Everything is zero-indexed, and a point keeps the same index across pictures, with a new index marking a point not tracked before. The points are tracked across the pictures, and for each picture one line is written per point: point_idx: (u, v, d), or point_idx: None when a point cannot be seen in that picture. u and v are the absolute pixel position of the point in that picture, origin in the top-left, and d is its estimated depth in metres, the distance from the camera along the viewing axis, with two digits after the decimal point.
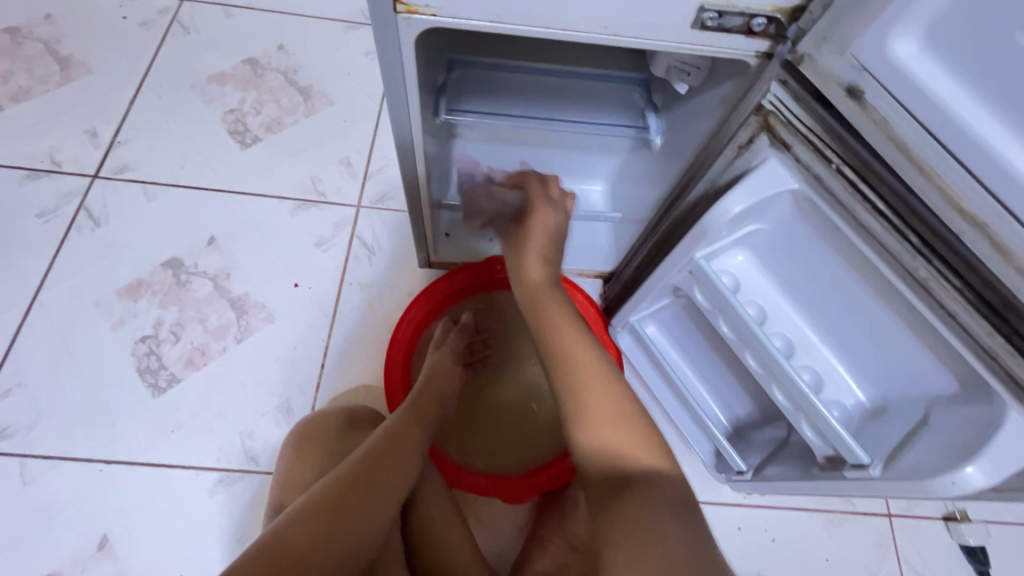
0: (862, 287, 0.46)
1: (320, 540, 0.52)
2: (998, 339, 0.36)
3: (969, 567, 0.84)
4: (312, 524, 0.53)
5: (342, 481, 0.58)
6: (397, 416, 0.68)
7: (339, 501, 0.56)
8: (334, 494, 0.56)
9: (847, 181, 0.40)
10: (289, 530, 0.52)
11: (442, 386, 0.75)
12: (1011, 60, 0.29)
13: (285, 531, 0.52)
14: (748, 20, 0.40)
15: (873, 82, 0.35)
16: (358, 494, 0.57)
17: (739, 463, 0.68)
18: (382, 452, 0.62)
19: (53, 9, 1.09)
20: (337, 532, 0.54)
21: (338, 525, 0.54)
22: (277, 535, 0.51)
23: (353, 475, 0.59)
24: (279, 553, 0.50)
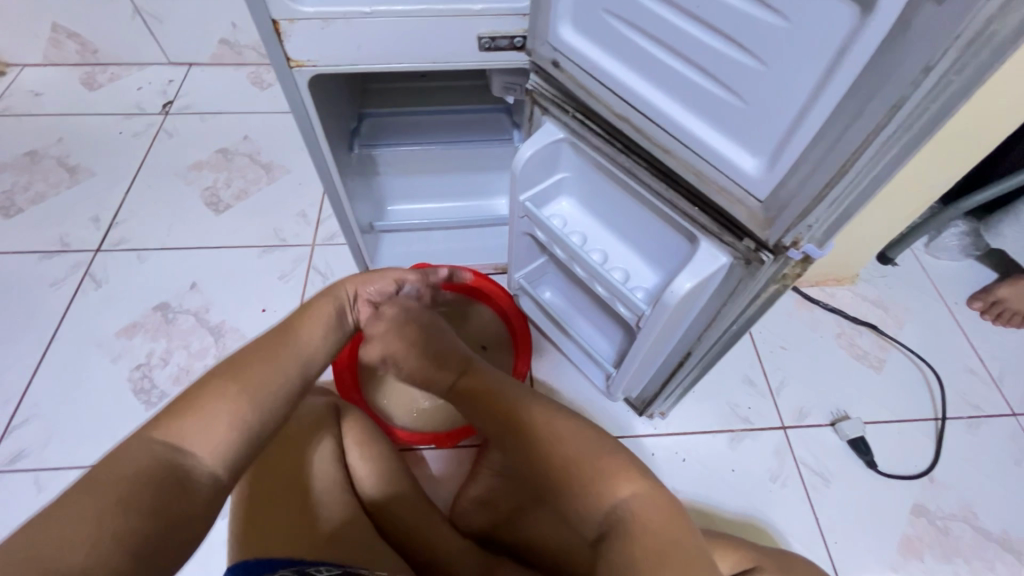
0: (624, 195, 0.66)
1: (255, 405, 0.49)
2: (670, 192, 0.54)
3: (859, 459, 0.97)
4: (240, 391, 0.49)
5: (267, 347, 0.55)
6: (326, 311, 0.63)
7: (271, 374, 0.52)
8: (263, 360, 0.53)
9: (578, 119, 0.60)
10: (215, 393, 0.49)
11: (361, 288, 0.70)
12: (602, 25, 0.52)
13: (213, 389, 0.49)
14: (511, 40, 0.68)
15: (561, 55, 0.57)
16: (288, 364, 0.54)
17: (607, 367, 0.86)
18: (308, 330, 0.59)
19: (64, 134, 1.38)
20: (270, 402, 0.51)
21: (270, 394, 0.51)
22: (206, 392, 0.48)
23: (283, 349, 0.55)
24: (212, 418, 0.47)
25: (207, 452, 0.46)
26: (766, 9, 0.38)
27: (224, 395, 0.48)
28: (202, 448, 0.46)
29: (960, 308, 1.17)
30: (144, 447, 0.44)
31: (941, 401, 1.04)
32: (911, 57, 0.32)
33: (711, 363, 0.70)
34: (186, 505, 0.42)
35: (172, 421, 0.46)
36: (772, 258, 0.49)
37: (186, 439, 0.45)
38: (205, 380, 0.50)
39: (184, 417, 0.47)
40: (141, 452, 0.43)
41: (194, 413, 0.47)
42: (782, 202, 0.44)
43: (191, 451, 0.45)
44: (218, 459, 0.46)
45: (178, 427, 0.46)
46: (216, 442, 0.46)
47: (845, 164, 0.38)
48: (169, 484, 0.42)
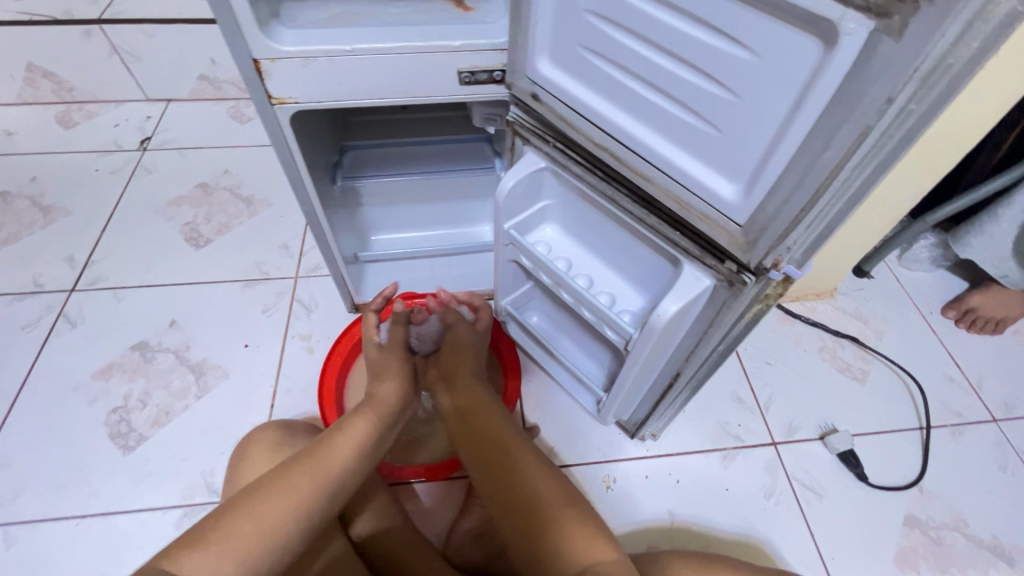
0: (607, 221, 0.67)
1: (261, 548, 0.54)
2: (652, 217, 0.55)
3: (850, 472, 0.98)
4: (250, 533, 0.54)
5: (280, 479, 0.60)
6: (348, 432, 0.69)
7: (280, 515, 0.57)
8: (275, 492, 0.59)
9: (559, 148, 0.61)
10: (227, 531, 0.54)
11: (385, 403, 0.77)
12: (578, 59, 0.54)
13: (231, 530, 0.54)
14: (490, 74, 0.69)
15: (540, 88, 0.59)
16: (297, 489, 0.59)
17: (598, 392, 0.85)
18: (329, 460, 0.64)
19: (38, 173, 1.36)
20: (279, 539, 0.56)
21: (275, 525, 0.56)
22: (229, 530, 0.54)
23: (297, 480, 0.60)
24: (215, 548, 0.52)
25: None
26: (735, 44, 0.40)
27: (243, 536, 0.54)
28: None
29: (935, 317, 1.20)
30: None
31: (924, 410, 1.05)
32: (876, 88, 0.33)
33: (699, 384, 0.70)
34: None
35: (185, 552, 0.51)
36: (754, 279, 0.50)
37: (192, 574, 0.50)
38: (226, 515, 0.56)
39: (196, 550, 0.52)
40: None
41: (208, 550, 0.52)
42: (761, 224, 0.46)
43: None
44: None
45: (188, 563, 0.50)
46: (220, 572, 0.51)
47: (819, 188, 0.40)
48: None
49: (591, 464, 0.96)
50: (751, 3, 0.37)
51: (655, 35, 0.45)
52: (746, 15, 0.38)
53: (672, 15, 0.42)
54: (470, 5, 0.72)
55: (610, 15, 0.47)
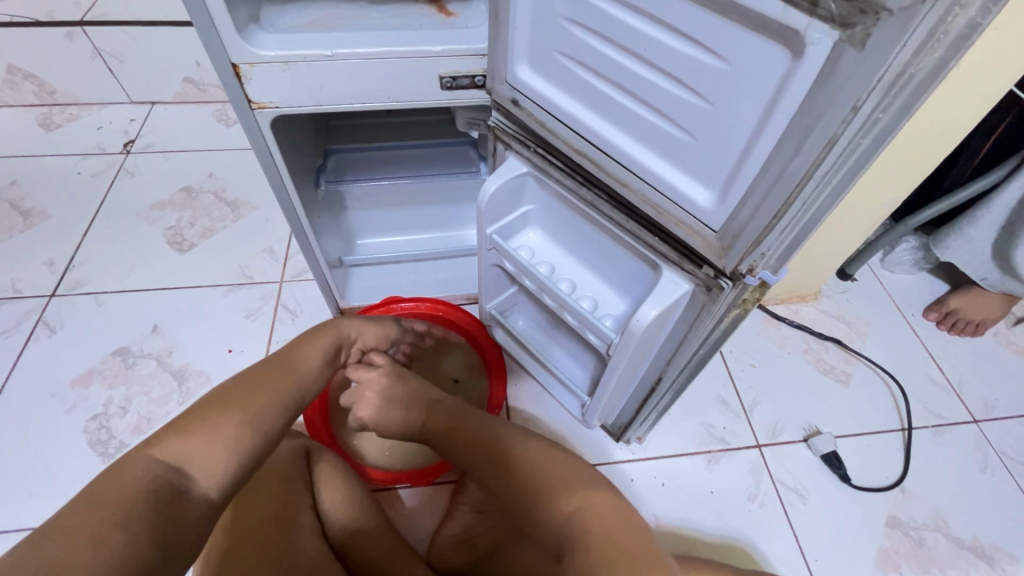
0: (589, 226, 0.67)
1: (244, 433, 0.54)
2: (630, 223, 0.56)
3: (833, 474, 0.98)
4: (234, 418, 0.54)
5: (252, 384, 0.59)
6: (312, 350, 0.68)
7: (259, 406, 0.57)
8: (251, 395, 0.57)
9: (539, 154, 0.61)
10: (206, 426, 0.52)
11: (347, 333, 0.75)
12: (556, 65, 0.54)
13: (212, 416, 0.54)
14: (472, 79, 0.69)
15: (519, 94, 0.59)
16: (270, 391, 0.59)
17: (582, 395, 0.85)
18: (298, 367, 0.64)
19: (18, 176, 1.34)
20: (258, 429, 0.55)
21: (258, 418, 0.56)
22: (208, 418, 0.53)
23: (267, 387, 0.59)
24: (197, 443, 0.51)
25: (201, 473, 0.50)
26: (707, 53, 0.40)
27: (224, 424, 0.53)
28: (197, 466, 0.50)
29: (917, 319, 1.21)
30: (145, 466, 0.47)
31: (906, 411, 1.07)
32: (841, 98, 0.33)
33: (681, 388, 0.71)
34: (187, 517, 0.47)
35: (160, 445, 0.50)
36: (731, 285, 0.50)
37: (182, 458, 0.50)
38: (204, 408, 0.55)
39: (174, 441, 0.50)
40: (143, 471, 0.47)
41: (191, 436, 0.51)
42: (735, 231, 0.46)
43: (183, 470, 0.49)
44: (212, 480, 0.50)
45: (174, 445, 0.50)
46: (207, 465, 0.50)
47: (790, 196, 0.40)
48: (173, 500, 0.46)
49: None
50: (723, 13, 0.37)
51: (630, 42, 0.45)
52: (718, 24, 0.38)
53: (646, 23, 0.43)
54: (452, 10, 0.72)
55: (586, 21, 0.48)
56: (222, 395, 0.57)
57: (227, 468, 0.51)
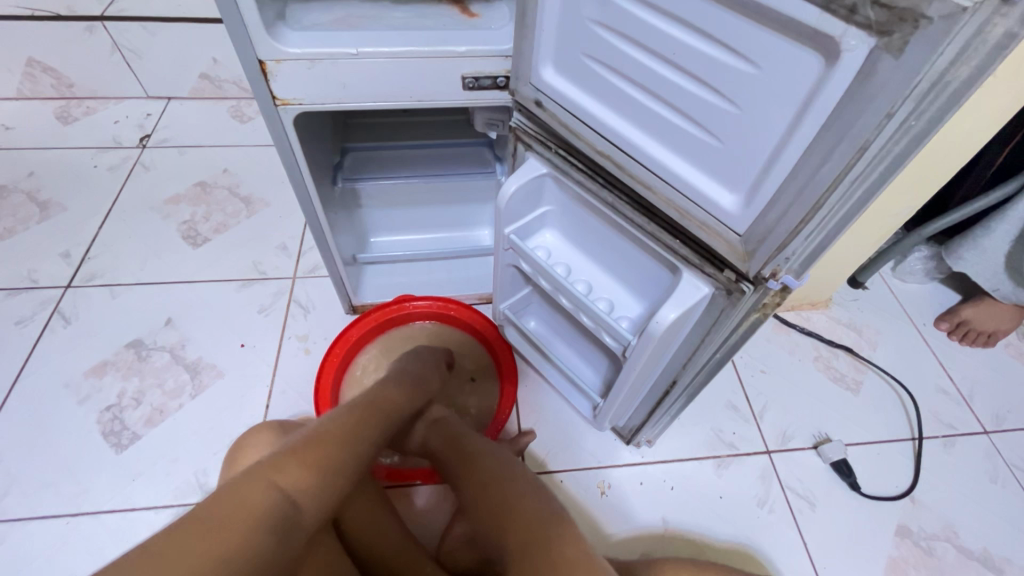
0: (608, 228, 0.67)
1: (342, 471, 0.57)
2: (651, 225, 0.56)
3: (843, 482, 0.98)
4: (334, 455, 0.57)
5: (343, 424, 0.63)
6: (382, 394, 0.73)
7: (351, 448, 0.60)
8: (342, 432, 0.61)
9: (561, 156, 0.62)
10: (311, 455, 0.55)
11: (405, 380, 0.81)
12: (581, 67, 0.55)
13: (318, 450, 0.56)
14: (494, 80, 0.70)
15: (543, 96, 0.60)
16: (355, 432, 0.63)
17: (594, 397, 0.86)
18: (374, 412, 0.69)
19: (35, 168, 1.36)
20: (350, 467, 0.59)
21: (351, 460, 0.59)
22: (314, 449, 0.56)
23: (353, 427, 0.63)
24: (308, 472, 0.53)
25: (307, 500, 0.52)
26: (737, 56, 0.40)
27: (326, 459, 0.56)
28: (305, 499, 0.52)
29: (929, 329, 1.21)
30: (268, 491, 0.50)
31: (917, 421, 1.06)
32: (874, 104, 0.34)
33: (695, 392, 0.71)
34: (291, 544, 0.50)
35: (276, 471, 0.52)
36: (752, 288, 0.50)
37: (295, 486, 0.52)
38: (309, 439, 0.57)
39: (289, 468, 0.52)
40: (265, 498, 0.49)
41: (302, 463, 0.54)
42: (760, 234, 0.46)
43: (295, 501, 0.51)
44: (313, 513, 0.53)
45: (290, 471, 0.52)
46: (315, 497, 0.53)
47: (819, 199, 0.40)
48: (286, 529, 0.49)
49: (586, 470, 0.97)
50: (755, 18, 0.38)
51: (658, 44, 0.45)
52: (750, 28, 0.38)
53: (676, 27, 0.43)
54: (475, 11, 0.72)
55: (614, 23, 0.48)
56: (324, 429, 0.60)
57: (325, 502, 0.54)
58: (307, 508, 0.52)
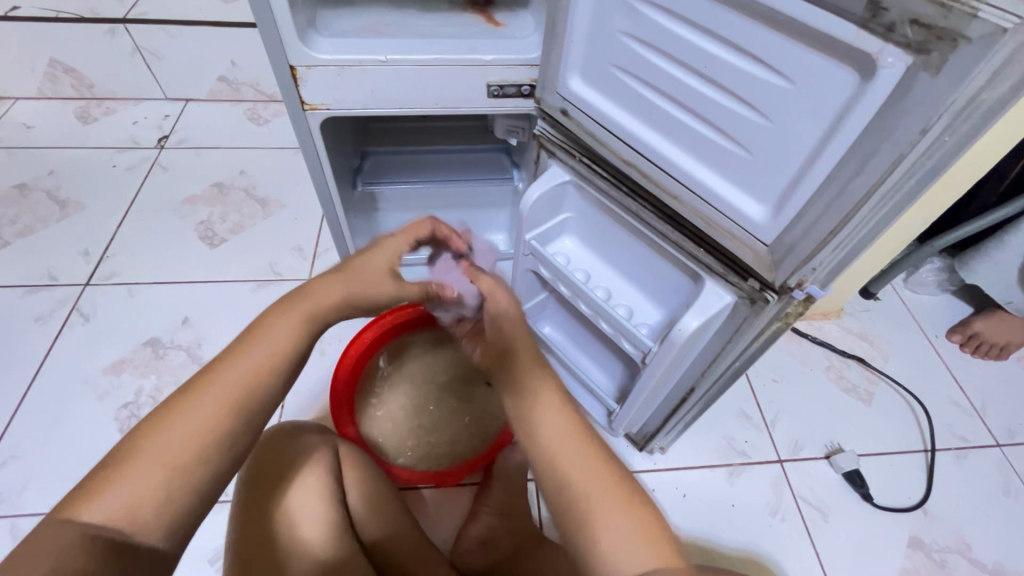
0: (629, 235, 0.68)
1: (183, 471, 0.43)
2: (675, 233, 0.57)
3: (855, 492, 0.98)
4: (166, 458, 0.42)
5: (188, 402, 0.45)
6: (275, 335, 0.51)
7: (200, 433, 0.44)
8: (184, 418, 0.44)
9: (585, 163, 0.63)
10: (131, 475, 0.41)
11: (339, 314, 0.56)
12: (609, 77, 0.56)
13: (140, 462, 0.42)
14: (519, 88, 0.71)
15: (570, 104, 0.61)
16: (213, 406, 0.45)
17: (609, 403, 0.86)
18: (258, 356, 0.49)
19: (55, 167, 1.37)
20: (205, 456, 0.44)
21: (202, 449, 0.44)
22: (132, 463, 0.42)
23: (212, 405, 0.45)
24: (135, 497, 0.41)
25: (136, 525, 0.40)
26: (770, 70, 0.41)
27: (153, 467, 0.42)
28: (137, 522, 0.40)
29: (941, 341, 1.21)
30: (75, 533, 0.38)
31: (930, 432, 1.06)
32: (910, 120, 0.35)
33: (711, 400, 0.72)
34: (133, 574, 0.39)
35: (88, 502, 0.40)
36: (776, 298, 0.51)
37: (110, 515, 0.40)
38: (127, 449, 0.43)
39: (105, 496, 0.40)
40: (68, 542, 0.37)
41: (115, 487, 0.41)
42: (788, 245, 0.47)
43: (123, 526, 0.40)
44: (160, 526, 0.41)
45: (105, 504, 0.40)
46: (153, 521, 0.41)
47: (850, 211, 0.41)
48: (109, 573, 0.38)
49: None
50: (792, 35, 0.38)
51: (689, 57, 0.46)
52: (785, 44, 0.39)
53: (708, 40, 0.44)
54: (500, 20, 0.74)
55: (644, 35, 0.49)
56: (163, 421, 0.44)
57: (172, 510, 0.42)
58: (144, 535, 0.40)
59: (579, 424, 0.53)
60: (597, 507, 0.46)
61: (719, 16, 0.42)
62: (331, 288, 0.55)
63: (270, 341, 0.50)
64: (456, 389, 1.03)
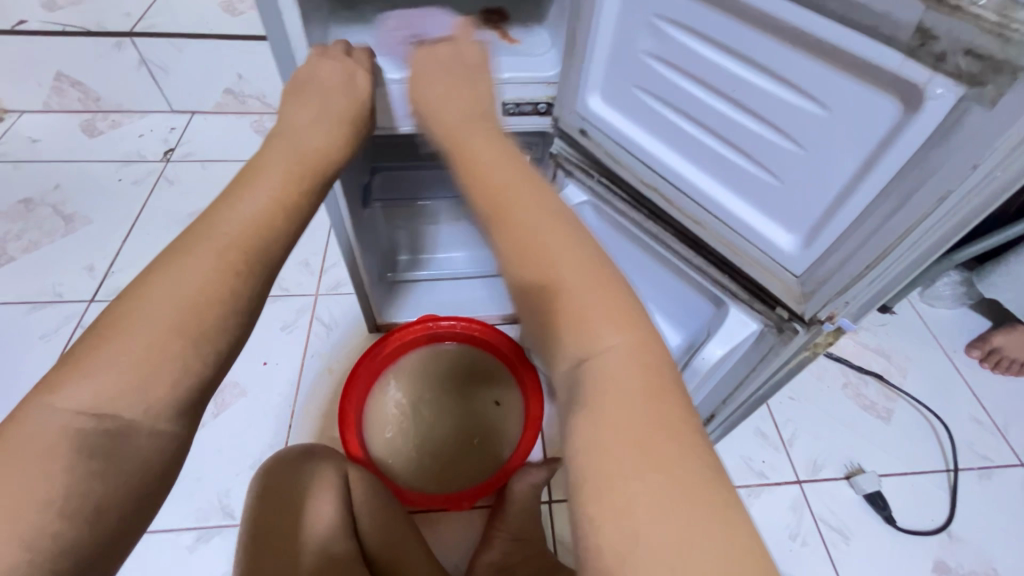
0: (648, 259, 0.67)
1: (181, 337, 0.34)
2: (698, 259, 0.55)
3: (877, 515, 0.96)
4: (156, 322, 0.33)
5: (171, 264, 0.36)
6: (272, 181, 0.42)
7: (192, 293, 0.35)
8: (170, 282, 0.35)
9: (604, 184, 0.61)
10: (111, 348, 0.32)
11: (332, 162, 0.47)
12: (631, 98, 0.54)
13: (120, 333, 0.33)
14: (535, 106, 0.69)
15: (588, 124, 0.59)
16: (203, 267, 0.36)
17: None
18: (249, 213, 0.39)
19: (61, 181, 1.37)
20: (206, 321, 0.35)
21: (197, 307, 0.34)
22: (115, 333, 0.33)
23: (206, 266, 0.36)
24: (119, 387, 0.32)
25: (127, 407, 0.32)
26: (805, 97, 0.40)
27: (136, 336, 0.33)
28: (124, 404, 0.32)
29: (960, 357, 1.18)
30: (59, 430, 0.31)
31: (951, 452, 1.03)
32: (962, 154, 0.33)
33: (731, 425, 0.69)
34: (132, 464, 0.32)
35: (60, 387, 0.31)
36: (805, 329, 0.48)
37: (94, 399, 0.31)
38: (105, 318, 0.34)
39: (80, 382, 0.31)
40: (53, 444, 0.30)
41: (89, 365, 0.32)
42: (820, 277, 0.45)
43: (111, 412, 0.32)
44: (158, 409, 0.33)
45: (81, 387, 0.31)
46: (150, 400, 0.32)
47: (889, 246, 0.39)
48: (103, 467, 0.31)
49: None
50: (833, 64, 0.37)
51: (716, 80, 0.45)
52: (824, 72, 0.38)
53: (739, 65, 0.42)
54: (515, 37, 0.70)
55: (668, 56, 0.48)
56: (133, 295, 0.35)
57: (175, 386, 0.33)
58: (144, 427, 0.32)
59: (569, 225, 0.40)
60: (638, 419, 0.32)
61: (750, 39, 0.41)
62: (312, 119, 0.49)
63: (266, 188, 0.41)
64: (469, 411, 1.01)
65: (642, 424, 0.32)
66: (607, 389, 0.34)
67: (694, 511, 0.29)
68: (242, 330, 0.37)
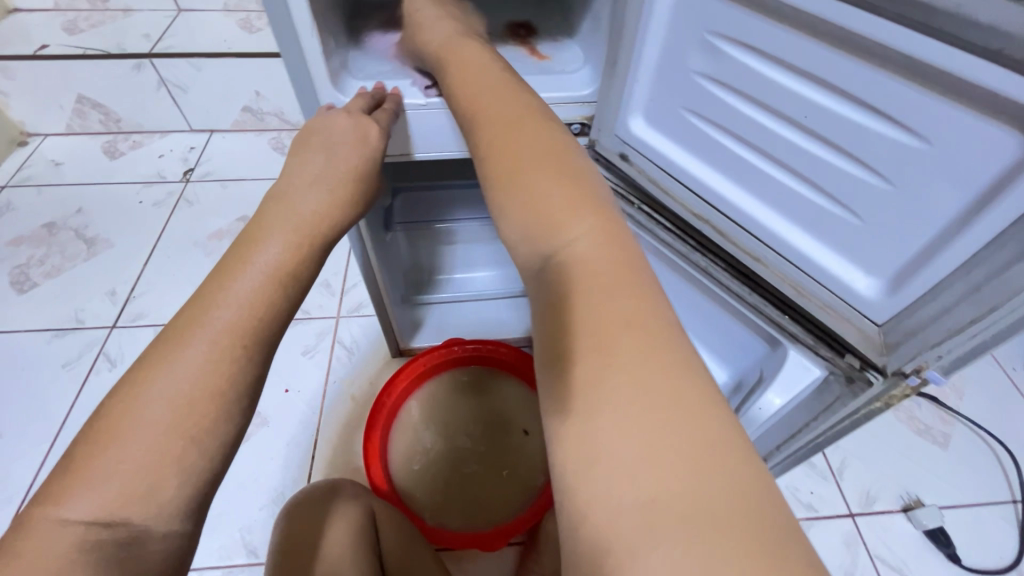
0: (695, 292, 0.63)
1: (189, 430, 0.32)
2: (753, 296, 0.50)
3: (939, 552, 0.89)
4: (160, 420, 0.31)
5: (168, 348, 0.33)
6: (275, 249, 0.38)
7: (194, 381, 0.32)
8: (170, 369, 0.32)
9: (645, 213, 0.56)
10: (114, 450, 0.30)
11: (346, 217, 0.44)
12: (680, 122, 0.50)
13: (121, 433, 0.30)
14: None
15: (629, 149, 0.55)
16: (204, 349, 0.34)
17: None
18: (251, 278, 0.37)
19: (83, 205, 1.36)
20: (212, 411, 0.33)
21: (201, 397, 0.32)
22: (117, 434, 0.30)
23: (209, 350, 0.34)
24: (122, 493, 0.29)
25: (139, 510, 0.30)
26: (900, 128, 0.35)
27: (141, 435, 0.31)
28: (135, 509, 0.29)
29: (1020, 374, 1.10)
30: (64, 543, 0.28)
31: (1018, 481, 0.96)
32: None
33: (786, 466, 0.64)
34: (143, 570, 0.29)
35: (61, 498, 0.29)
36: (881, 379, 0.42)
37: (98, 509, 0.29)
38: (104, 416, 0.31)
39: (84, 488, 0.29)
40: (55, 559, 0.27)
41: (92, 469, 0.29)
42: (907, 328, 0.40)
43: (116, 519, 0.29)
44: (172, 510, 0.31)
45: (86, 496, 0.29)
46: (162, 501, 0.30)
47: (999, 302, 0.33)
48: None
49: None
50: (941, 92, 0.32)
51: (786, 108, 0.41)
52: (926, 101, 0.33)
53: (818, 91, 0.38)
54: (544, 53, 0.66)
55: (725, 78, 0.44)
56: (135, 387, 0.32)
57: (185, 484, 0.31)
58: (158, 530, 0.30)
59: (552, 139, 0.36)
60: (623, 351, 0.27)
61: (834, 65, 0.36)
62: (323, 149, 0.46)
63: (271, 253, 0.38)
64: (494, 441, 0.97)
65: (609, 322, 0.28)
66: (583, 285, 0.30)
67: (698, 468, 0.24)
68: (243, 422, 0.35)
